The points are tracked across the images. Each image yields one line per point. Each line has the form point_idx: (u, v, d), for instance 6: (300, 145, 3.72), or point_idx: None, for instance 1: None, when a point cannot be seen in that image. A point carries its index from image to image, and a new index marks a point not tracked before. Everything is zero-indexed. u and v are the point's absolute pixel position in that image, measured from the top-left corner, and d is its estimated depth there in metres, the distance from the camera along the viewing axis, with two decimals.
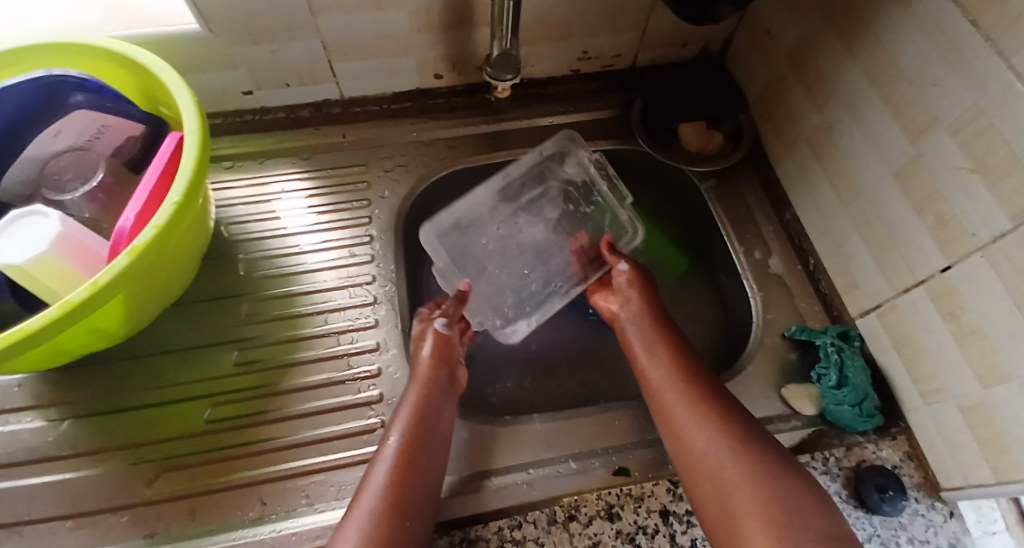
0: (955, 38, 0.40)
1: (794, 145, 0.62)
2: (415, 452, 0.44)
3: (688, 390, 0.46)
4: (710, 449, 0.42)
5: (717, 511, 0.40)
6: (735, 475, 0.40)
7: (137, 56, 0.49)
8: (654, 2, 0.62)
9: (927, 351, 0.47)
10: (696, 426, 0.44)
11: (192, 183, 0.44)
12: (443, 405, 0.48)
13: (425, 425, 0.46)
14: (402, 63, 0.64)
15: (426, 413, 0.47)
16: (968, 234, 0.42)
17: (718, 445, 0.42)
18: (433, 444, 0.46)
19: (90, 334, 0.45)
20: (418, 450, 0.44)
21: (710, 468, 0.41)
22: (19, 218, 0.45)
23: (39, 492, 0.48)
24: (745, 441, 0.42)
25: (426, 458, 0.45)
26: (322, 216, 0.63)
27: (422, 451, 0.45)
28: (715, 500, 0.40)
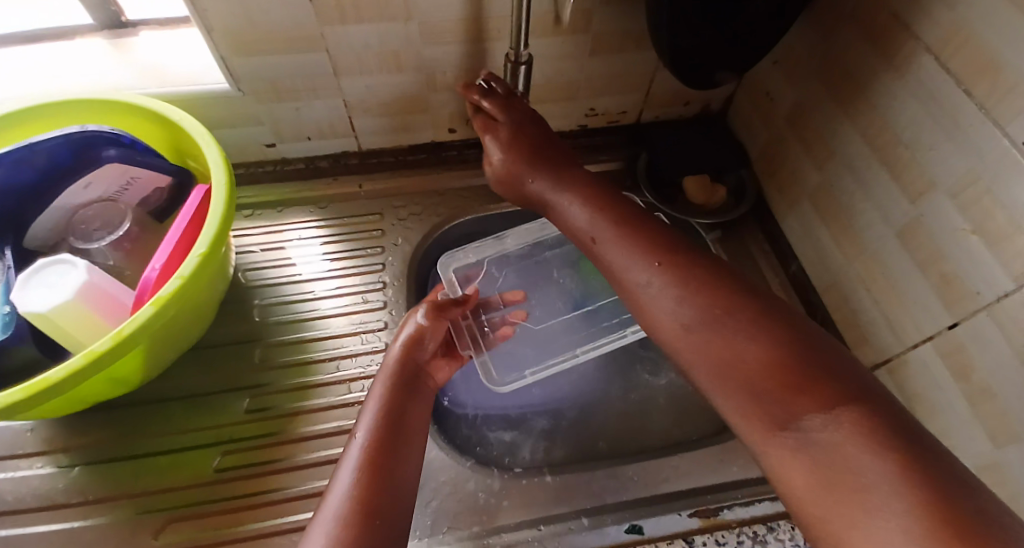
0: (949, 107, 0.43)
1: (797, 202, 0.63)
2: (385, 457, 0.40)
3: (638, 243, 0.44)
4: (663, 308, 0.40)
5: (703, 364, 0.37)
6: (706, 346, 0.37)
7: (165, 113, 0.52)
8: (657, 66, 0.65)
9: (938, 408, 0.48)
10: (653, 287, 0.41)
11: (217, 236, 0.46)
12: (417, 415, 0.45)
13: (397, 428, 0.42)
14: (419, 120, 0.67)
15: (399, 427, 0.42)
16: (972, 293, 0.43)
17: (665, 298, 0.40)
18: (405, 462, 0.40)
19: (108, 382, 0.46)
20: (381, 476, 0.38)
21: (670, 332, 0.39)
22: (46, 266, 0.46)
23: (45, 541, 0.47)
24: (695, 291, 0.39)
25: (389, 482, 0.38)
26: (336, 263, 0.65)
27: (387, 471, 0.39)
28: (695, 358, 0.37)
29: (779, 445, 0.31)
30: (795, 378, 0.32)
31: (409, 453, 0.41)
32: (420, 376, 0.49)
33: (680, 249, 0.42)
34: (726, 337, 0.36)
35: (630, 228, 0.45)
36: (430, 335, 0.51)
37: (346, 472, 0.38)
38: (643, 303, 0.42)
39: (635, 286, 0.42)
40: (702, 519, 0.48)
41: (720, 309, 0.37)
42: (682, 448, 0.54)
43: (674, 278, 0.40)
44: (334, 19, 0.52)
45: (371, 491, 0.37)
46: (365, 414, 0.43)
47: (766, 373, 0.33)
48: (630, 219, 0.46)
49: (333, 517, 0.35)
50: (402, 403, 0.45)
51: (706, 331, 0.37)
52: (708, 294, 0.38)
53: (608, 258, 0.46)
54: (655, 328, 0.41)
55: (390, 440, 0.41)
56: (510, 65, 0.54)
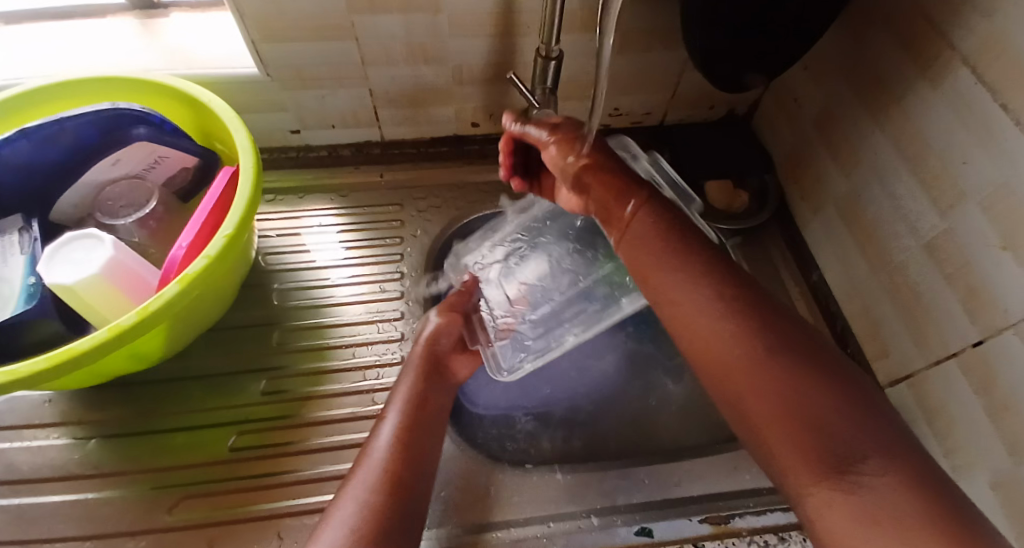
0: (985, 118, 0.42)
1: (821, 210, 0.63)
2: (391, 478, 0.40)
3: (679, 268, 0.42)
4: (703, 336, 0.38)
5: (746, 404, 0.34)
6: (750, 383, 0.34)
7: (194, 93, 0.52)
8: (684, 68, 0.65)
9: (959, 424, 0.47)
10: (693, 316, 0.39)
11: (242, 219, 0.46)
12: (426, 436, 0.45)
13: (405, 448, 0.42)
14: (442, 112, 0.67)
15: (407, 446, 0.42)
16: (1000, 308, 0.42)
17: (707, 327, 0.38)
18: (423, 460, 0.43)
19: (130, 358, 0.46)
20: (386, 499, 0.38)
21: (713, 370, 0.37)
22: (73, 240, 0.47)
23: (60, 510, 0.48)
24: (737, 323, 0.37)
25: (410, 478, 0.41)
26: (355, 251, 0.65)
27: (408, 468, 0.41)
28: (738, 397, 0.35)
29: (821, 487, 0.29)
30: (842, 423, 0.30)
31: (412, 472, 0.41)
32: (443, 371, 0.50)
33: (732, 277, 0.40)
34: (775, 372, 0.34)
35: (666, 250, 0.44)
36: (443, 335, 0.52)
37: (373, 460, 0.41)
38: (681, 334, 0.40)
39: (677, 318, 0.41)
40: (713, 525, 0.48)
41: (773, 341, 0.35)
42: (693, 453, 0.53)
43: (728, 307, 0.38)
44: (365, 8, 0.52)
45: (392, 484, 0.39)
46: (391, 408, 0.46)
47: (812, 412, 0.31)
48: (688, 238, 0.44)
49: (358, 500, 0.37)
50: (426, 399, 0.47)
51: (752, 364, 0.35)
52: (752, 329, 0.37)
53: (652, 279, 0.44)
54: (698, 357, 0.38)
55: (399, 460, 0.41)
56: (540, 61, 0.54)
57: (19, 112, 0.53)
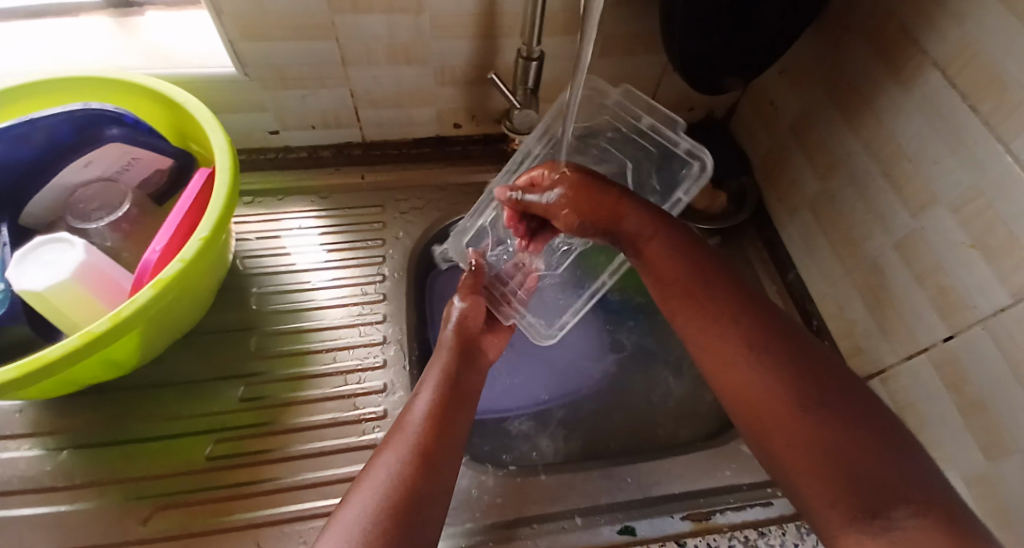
0: (954, 122, 0.43)
1: (797, 211, 0.64)
2: (426, 455, 0.39)
3: (707, 292, 0.43)
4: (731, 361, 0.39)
5: (774, 427, 0.35)
6: (779, 410, 0.35)
7: (169, 93, 0.51)
8: (664, 71, 0.66)
9: (931, 419, 0.48)
10: (720, 339, 0.40)
11: (218, 221, 0.45)
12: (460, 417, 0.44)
13: (439, 426, 0.41)
14: (424, 113, 0.66)
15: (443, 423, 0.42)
16: (969, 307, 0.43)
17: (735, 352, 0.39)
18: (455, 439, 0.42)
19: (103, 364, 0.45)
20: (419, 474, 0.37)
21: (738, 393, 0.38)
22: (43, 245, 0.46)
23: (32, 523, 0.47)
24: (763, 350, 0.38)
25: (443, 453, 0.40)
26: (336, 254, 0.64)
27: (442, 443, 0.40)
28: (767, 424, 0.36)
29: (851, 531, 0.29)
30: (873, 461, 0.31)
31: (447, 450, 0.41)
32: (474, 354, 0.50)
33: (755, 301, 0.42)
34: (807, 395, 0.35)
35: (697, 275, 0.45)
36: (471, 316, 0.52)
37: (408, 431, 0.40)
38: (706, 355, 0.41)
39: (701, 337, 0.42)
40: (694, 522, 0.49)
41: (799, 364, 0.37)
42: (672, 451, 0.54)
43: (754, 333, 0.39)
44: (346, 8, 0.52)
45: (424, 454, 0.39)
46: (423, 388, 0.45)
47: (840, 444, 0.32)
48: (710, 261, 0.46)
49: (390, 466, 0.37)
50: (457, 380, 0.46)
51: (780, 388, 0.36)
52: (777, 352, 0.38)
53: (681, 295, 0.44)
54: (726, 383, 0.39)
55: (433, 435, 0.41)
56: (521, 63, 0.54)
57: None
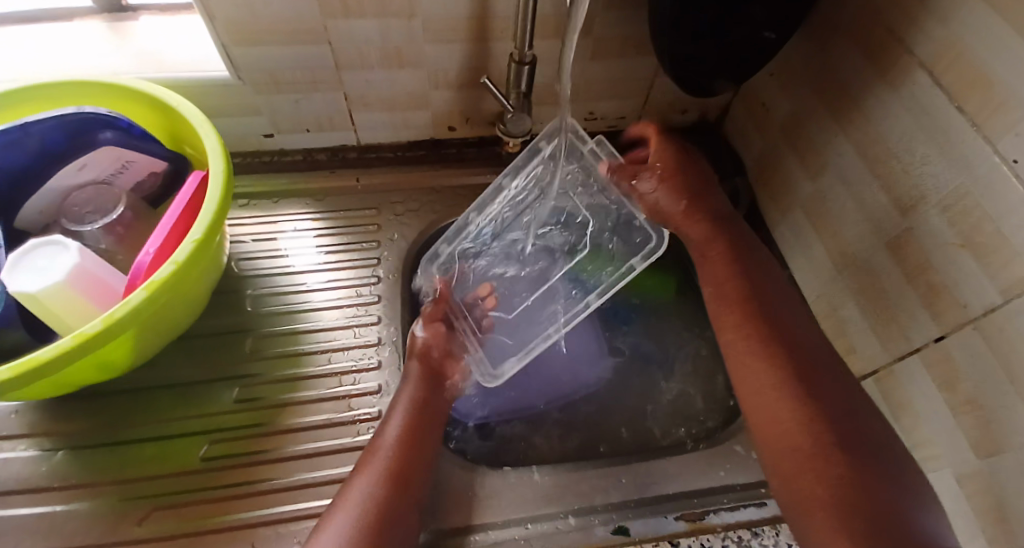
0: (942, 121, 0.43)
1: (790, 211, 0.64)
2: (400, 477, 0.43)
3: (757, 332, 0.46)
4: (774, 391, 0.42)
5: (795, 460, 0.38)
6: (805, 448, 0.38)
7: (163, 97, 0.52)
8: (657, 73, 0.66)
9: (924, 418, 0.48)
10: (766, 369, 0.43)
11: (212, 223, 0.45)
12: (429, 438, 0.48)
13: (413, 449, 0.46)
14: (418, 116, 0.67)
15: (415, 444, 0.46)
16: (960, 305, 0.44)
17: (775, 386, 0.42)
18: (425, 456, 0.46)
19: (97, 366, 0.45)
20: (392, 494, 0.42)
21: (767, 419, 0.41)
22: (37, 247, 0.46)
23: (27, 524, 0.47)
24: (813, 399, 0.41)
25: (412, 472, 0.44)
26: (331, 256, 0.65)
27: (413, 463, 0.45)
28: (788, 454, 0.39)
29: None
30: (883, 516, 0.34)
31: (418, 471, 0.45)
32: (442, 369, 0.53)
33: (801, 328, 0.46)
34: (832, 437, 0.38)
35: (765, 317, 0.47)
36: (433, 342, 0.54)
37: (380, 455, 0.45)
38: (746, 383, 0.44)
39: (744, 364, 0.45)
40: (688, 522, 0.49)
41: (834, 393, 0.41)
42: (664, 453, 0.54)
43: (796, 358, 0.43)
44: (338, 12, 0.52)
45: (397, 477, 0.43)
46: (396, 411, 0.49)
47: (860, 465, 0.37)
48: (764, 279, 0.50)
49: (366, 487, 0.42)
50: (428, 404, 0.50)
51: (812, 407, 0.40)
52: (823, 406, 0.40)
53: (737, 325, 0.47)
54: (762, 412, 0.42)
55: (405, 455, 0.45)
56: (513, 66, 0.55)
57: None
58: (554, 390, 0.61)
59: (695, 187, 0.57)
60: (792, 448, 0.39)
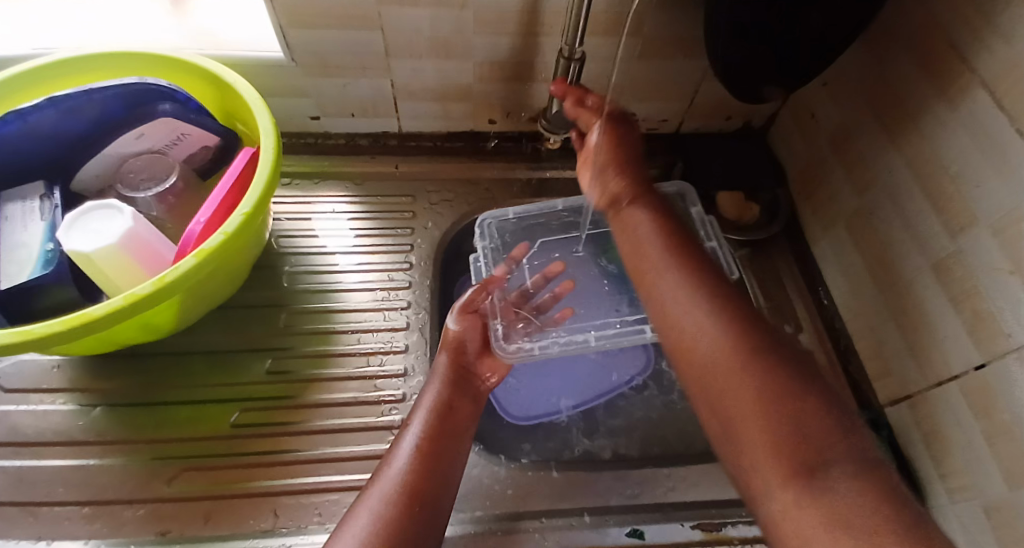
0: (1000, 143, 0.42)
1: (832, 227, 0.63)
2: (421, 488, 0.40)
3: (676, 261, 0.47)
4: (698, 330, 0.41)
5: (731, 380, 0.37)
6: (733, 375, 0.37)
7: (222, 76, 0.53)
8: (703, 78, 0.65)
9: (957, 447, 0.47)
10: (689, 308, 0.43)
11: (260, 198, 0.47)
12: (453, 449, 0.44)
13: (432, 460, 0.42)
14: (460, 108, 0.67)
15: (436, 455, 0.42)
16: (1004, 333, 0.42)
17: (699, 322, 0.41)
18: (445, 468, 0.42)
19: (141, 327, 0.47)
20: (412, 507, 0.39)
21: (699, 350, 0.40)
22: (93, 210, 0.47)
23: (61, 474, 0.49)
24: (723, 318, 0.41)
25: (433, 484, 0.41)
26: (365, 239, 0.66)
27: (432, 476, 0.41)
28: (723, 384, 0.37)
29: (784, 488, 0.32)
30: (822, 425, 0.33)
31: (445, 477, 0.42)
32: (470, 382, 0.50)
33: (728, 293, 0.43)
34: (768, 364, 0.37)
35: (681, 256, 0.47)
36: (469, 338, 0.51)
37: (396, 468, 0.41)
38: (679, 328, 0.42)
39: (670, 308, 0.44)
40: (704, 532, 0.48)
41: (767, 361, 0.37)
42: (688, 460, 0.53)
43: (734, 320, 0.40)
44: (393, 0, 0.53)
45: (413, 492, 0.39)
46: (417, 414, 0.45)
47: (803, 424, 0.33)
48: (694, 256, 0.47)
49: (378, 502, 0.38)
50: (452, 407, 0.46)
51: (747, 345, 0.38)
52: (746, 334, 0.39)
53: (668, 254, 0.47)
54: (690, 356, 0.40)
55: (429, 464, 0.42)
56: (562, 61, 0.54)
57: (53, 78, 0.54)
58: (591, 391, 0.60)
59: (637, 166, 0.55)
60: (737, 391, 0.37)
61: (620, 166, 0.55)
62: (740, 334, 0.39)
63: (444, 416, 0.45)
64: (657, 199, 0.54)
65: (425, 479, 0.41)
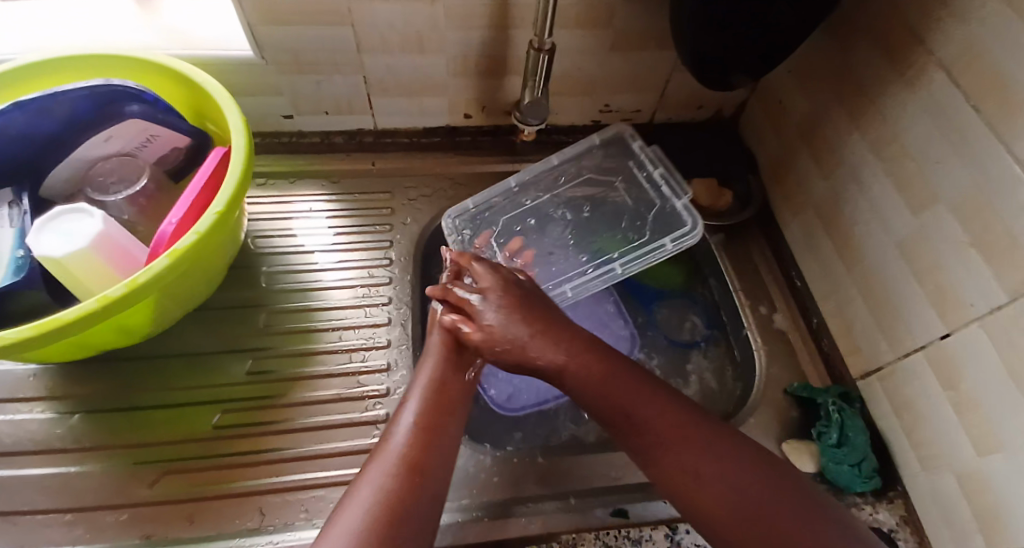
0: (957, 122, 0.44)
1: (801, 210, 0.65)
2: (422, 457, 0.40)
3: (615, 383, 0.45)
4: (687, 475, 0.40)
5: (736, 520, 0.37)
6: (739, 527, 0.37)
7: (192, 76, 0.53)
8: (674, 68, 0.67)
9: (926, 418, 0.49)
10: (666, 450, 0.41)
11: (233, 196, 0.47)
12: (453, 419, 0.45)
13: (432, 431, 0.43)
14: (434, 103, 0.68)
15: (435, 425, 0.43)
16: (967, 305, 0.44)
17: (683, 466, 0.40)
18: (446, 437, 0.43)
19: (117, 330, 0.47)
20: (414, 475, 0.39)
21: (694, 494, 0.39)
22: (63, 213, 0.47)
23: (40, 482, 0.48)
24: (704, 456, 0.40)
25: (434, 453, 0.41)
26: (344, 237, 0.66)
27: (433, 445, 0.42)
28: (730, 531, 0.37)
29: None
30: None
31: (445, 447, 0.42)
32: (470, 352, 0.51)
33: (674, 411, 0.43)
34: (763, 501, 0.38)
35: (632, 390, 0.44)
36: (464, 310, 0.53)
37: (397, 440, 0.41)
38: (665, 471, 0.41)
39: (643, 451, 0.42)
40: None
41: (757, 501, 0.38)
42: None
43: (704, 457, 0.40)
44: None
45: (414, 462, 0.40)
46: (416, 388, 0.46)
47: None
48: (632, 379, 0.45)
49: (378, 476, 0.39)
50: (450, 379, 0.47)
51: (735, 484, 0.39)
52: (719, 466, 0.39)
53: (604, 379, 0.45)
54: (686, 502, 0.40)
55: (431, 435, 0.42)
56: (533, 53, 0.55)
57: (14, 81, 0.53)
58: None
59: (519, 295, 0.49)
60: (744, 521, 0.37)
61: (499, 285, 0.49)
62: (717, 466, 0.39)
63: (442, 387, 0.46)
64: (553, 326, 0.47)
65: (425, 454, 0.41)
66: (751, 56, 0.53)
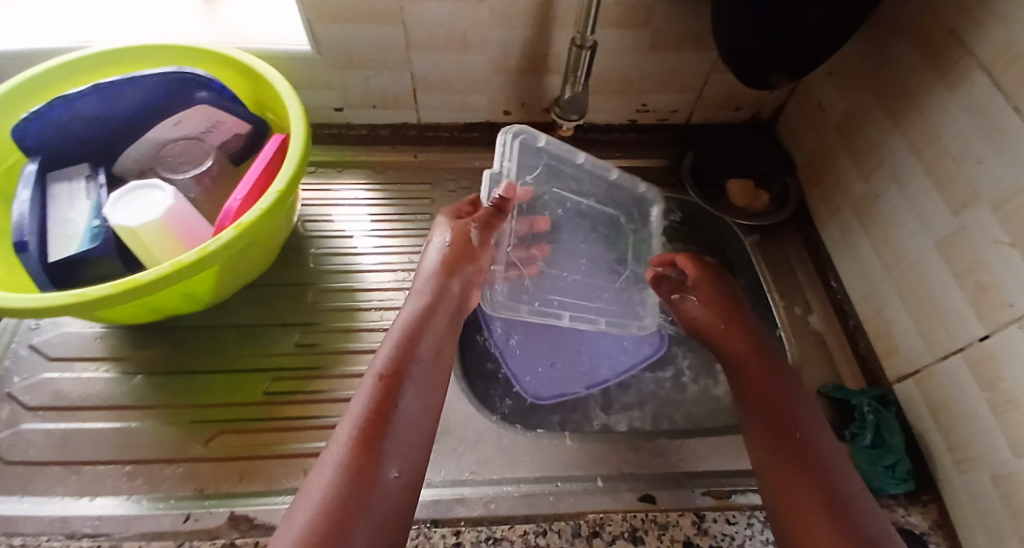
0: (999, 121, 0.44)
1: (839, 212, 0.65)
2: (382, 430, 0.40)
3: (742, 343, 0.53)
4: (763, 411, 0.48)
5: (781, 449, 0.45)
6: (781, 455, 0.45)
7: (255, 67, 0.57)
8: (712, 69, 0.68)
9: (963, 418, 0.48)
10: (753, 392, 0.50)
11: (293, 176, 0.50)
12: (415, 387, 0.44)
13: (393, 401, 0.42)
14: (476, 99, 0.70)
15: (397, 393, 0.43)
16: (1006, 305, 0.44)
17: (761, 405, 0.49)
18: (406, 404, 0.43)
19: (183, 296, 0.50)
20: (373, 450, 0.39)
21: (766, 421, 0.48)
22: (136, 189, 0.50)
23: (103, 436, 0.52)
24: (784, 408, 0.48)
25: (395, 425, 0.41)
26: (387, 224, 0.69)
27: (392, 414, 0.41)
28: (772, 451, 0.46)
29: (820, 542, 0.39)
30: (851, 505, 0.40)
31: (406, 416, 0.42)
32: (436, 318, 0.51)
33: (783, 375, 0.51)
34: (813, 450, 0.44)
35: (767, 349, 0.53)
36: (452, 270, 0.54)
37: (355, 412, 0.41)
38: (747, 403, 0.50)
39: (739, 381, 0.52)
40: (714, 498, 0.50)
41: (804, 448, 0.45)
42: (706, 433, 0.56)
43: (789, 409, 0.48)
44: None
45: (374, 436, 0.40)
46: (380, 357, 0.46)
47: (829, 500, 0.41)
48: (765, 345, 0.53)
49: (339, 453, 0.39)
50: (415, 345, 0.47)
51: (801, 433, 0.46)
52: (801, 421, 0.47)
53: (731, 337, 0.54)
54: (752, 424, 0.48)
55: (390, 403, 0.42)
56: (574, 50, 0.57)
57: (95, 67, 0.58)
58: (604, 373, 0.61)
59: (723, 303, 0.57)
60: (788, 453, 0.45)
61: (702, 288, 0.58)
62: (795, 417, 0.47)
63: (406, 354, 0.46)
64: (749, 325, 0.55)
65: (385, 436, 0.40)
66: (790, 55, 0.54)
